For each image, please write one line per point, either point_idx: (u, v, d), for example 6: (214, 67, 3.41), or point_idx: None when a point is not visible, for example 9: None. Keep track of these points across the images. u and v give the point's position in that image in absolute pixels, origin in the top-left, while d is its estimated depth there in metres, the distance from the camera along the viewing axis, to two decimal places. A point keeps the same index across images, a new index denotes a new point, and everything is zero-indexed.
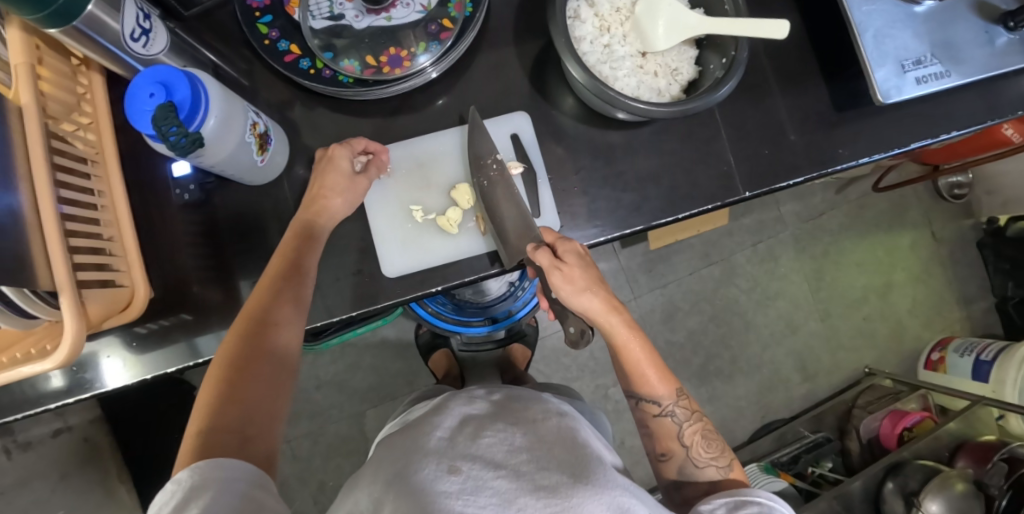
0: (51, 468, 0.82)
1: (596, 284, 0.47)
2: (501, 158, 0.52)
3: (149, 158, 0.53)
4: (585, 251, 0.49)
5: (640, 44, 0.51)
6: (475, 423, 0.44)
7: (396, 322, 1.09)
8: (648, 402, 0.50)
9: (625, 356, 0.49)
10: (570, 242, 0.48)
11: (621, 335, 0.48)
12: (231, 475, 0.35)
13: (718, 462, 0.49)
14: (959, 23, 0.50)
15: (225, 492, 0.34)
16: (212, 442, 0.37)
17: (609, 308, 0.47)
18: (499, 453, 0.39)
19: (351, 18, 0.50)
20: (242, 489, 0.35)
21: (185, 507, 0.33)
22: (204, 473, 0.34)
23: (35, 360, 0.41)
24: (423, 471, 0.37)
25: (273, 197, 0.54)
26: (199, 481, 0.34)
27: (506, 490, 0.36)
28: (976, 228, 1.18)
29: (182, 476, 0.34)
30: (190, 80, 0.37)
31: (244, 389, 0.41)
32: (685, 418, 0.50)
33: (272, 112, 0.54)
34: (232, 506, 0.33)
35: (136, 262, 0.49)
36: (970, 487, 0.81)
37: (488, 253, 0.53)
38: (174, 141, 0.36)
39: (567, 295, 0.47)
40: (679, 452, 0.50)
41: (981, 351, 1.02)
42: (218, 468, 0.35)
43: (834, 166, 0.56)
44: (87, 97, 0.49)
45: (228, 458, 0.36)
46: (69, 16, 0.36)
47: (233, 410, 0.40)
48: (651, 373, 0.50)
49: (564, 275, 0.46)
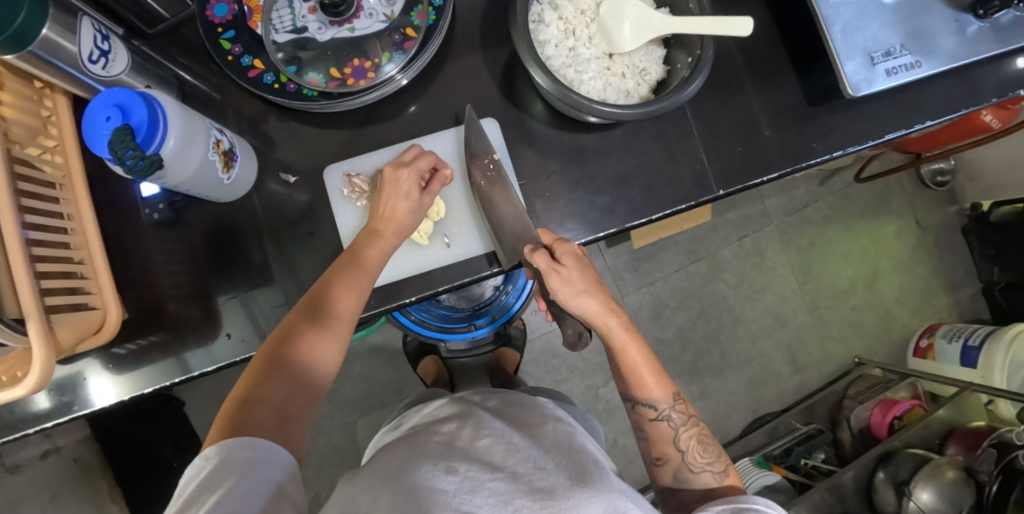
0: (39, 490, 0.82)
1: (594, 287, 0.48)
2: (497, 158, 0.52)
3: (118, 179, 0.53)
4: (583, 252, 0.50)
5: (606, 46, 0.51)
6: (474, 425, 0.44)
7: (383, 330, 1.09)
8: (644, 406, 0.50)
9: (623, 360, 0.49)
10: (568, 243, 0.49)
11: (619, 337, 0.48)
12: (258, 456, 0.35)
13: (714, 467, 0.49)
14: (927, 14, 0.50)
15: (251, 473, 0.34)
16: (249, 417, 0.38)
17: (607, 310, 0.48)
18: (497, 455, 0.39)
19: (314, 30, 0.50)
20: (267, 472, 0.35)
21: (213, 483, 0.33)
22: (234, 451, 0.35)
23: (7, 387, 0.41)
24: (421, 470, 0.36)
25: (244, 212, 0.53)
26: (227, 459, 0.35)
27: (503, 492, 0.35)
28: (961, 214, 1.18)
29: (212, 451, 0.35)
30: (147, 101, 0.37)
31: (281, 379, 0.42)
32: (681, 423, 0.50)
33: (242, 126, 0.54)
34: (255, 488, 0.33)
35: (107, 283, 0.48)
36: (960, 473, 0.82)
37: (487, 254, 0.53)
38: (131, 164, 0.36)
39: (566, 298, 0.48)
40: (674, 457, 0.49)
41: (969, 337, 1.03)
42: (246, 447, 0.35)
43: (809, 161, 0.56)
44: (52, 119, 0.48)
45: (259, 439, 0.37)
46: (24, 39, 0.36)
47: (273, 393, 0.41)
48: (648, 377, 0.49)
49: (562, 278, 0.47)
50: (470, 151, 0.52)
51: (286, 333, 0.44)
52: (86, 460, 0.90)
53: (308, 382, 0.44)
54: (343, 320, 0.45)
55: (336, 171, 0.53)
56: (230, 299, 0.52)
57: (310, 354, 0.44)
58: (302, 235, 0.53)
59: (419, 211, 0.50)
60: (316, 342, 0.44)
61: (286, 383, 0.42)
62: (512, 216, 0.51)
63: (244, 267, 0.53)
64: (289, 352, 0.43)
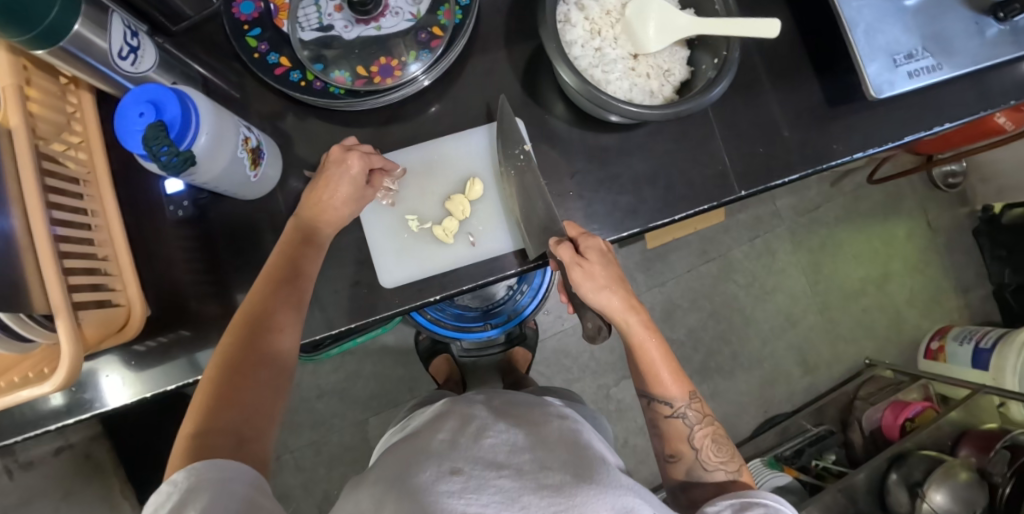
0: (53, 486, 0.81)
1: (615, 283, 0.48)
2: (528, 149, 0.52)
3: (142, 176, 0.53)
4: (607, 248, 0.49)
5: (631, 46, 0.51)
6: (477, 426, 0.43)
7: (396, 329, 1.09)
8: (661, 402, 0.50)
9: (642, 355, 0.49)
10: (593, 238, 0.48)
11: (638, 334, 0.48)
12: (231, 477, 0.34)
13: (728, 466, 0.49)
14: (951, 16, 0.50)
15: (223, 495, 0.33)
16: (205, 443, 0.37)
17: (627, 307, 0.48)
18: (501, 455, 0.39)
19: (341, 28, 0.50)
20: (241, 492, 0.34)
21: (181, 509, 0.32)
22: (203, 473, 0.34)
23: (34, 382, 0.41)
24: (423, 474, 0.36)
25: (267, 210, 0.53)
26: (196, 482, 0.34)
27: (510, 488, 0.35)
28: (972, 216, 1.18)
29: (178, 477, 0.34)
30: (180, 98, 0.37)
31: (236, 401, 0.40)
32: (697, 421, 0.50)
33: (264, 124, 0.54)
34: (233, 507, 0.33)
35: (131, 279, 0.48)
36: (974, 475, 0.82)
37: (516, 251, 0.53)
38: (166, 160, 0.36)
39: (587, 292, 0.47)
40: (687, 454, 0.50)
41: (980, 339, 1.03)
42: (216, 469, 0.34)
43: (830, 162, 0.56)
44: (77, 116, 0.48)
45: (227, 460, 0.36)
46: (57, 35, 0.36)
47: (229, 411, 0.40)
48: (666, 375, 0.50)
49: (585, 271, 0.46)
50: (504, 144, 0.52)
51: (230, 350, 0.42)
52: (99, 457, 0.90)
53: (269, 394, 0.43)
54: (289, 326, 0.44)
55: None
56: None
57: (265, 366, 0.43)
58: None
59: (354, 197, 0.48)
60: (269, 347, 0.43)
61: (220, 420, 0.39)
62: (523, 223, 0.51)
63: (266, 264, 0.53)
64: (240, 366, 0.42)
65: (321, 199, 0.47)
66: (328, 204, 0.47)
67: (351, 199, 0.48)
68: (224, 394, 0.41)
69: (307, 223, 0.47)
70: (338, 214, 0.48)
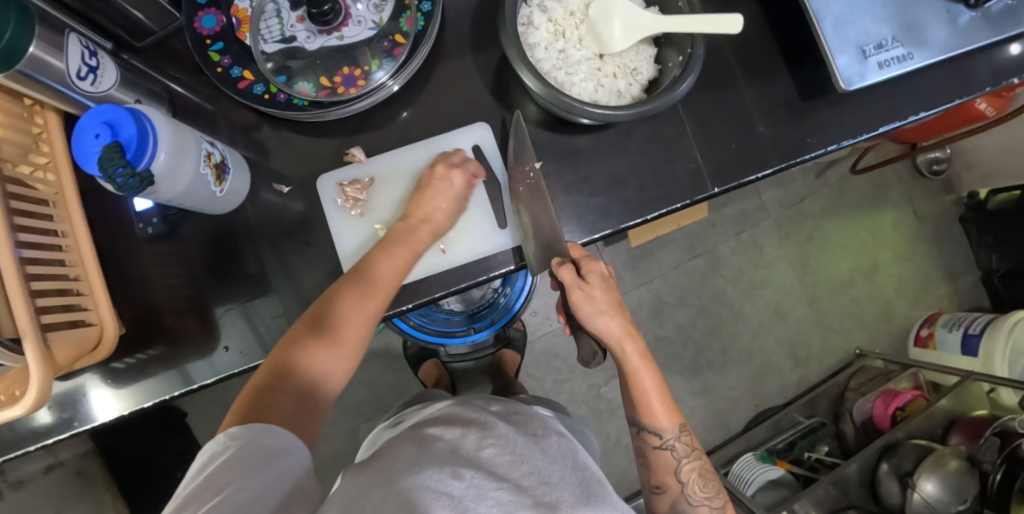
0: (47, 502, 0.79)
1: (614, 309, 0.50)
2: (537, 167, 0.53)
3: (111, 195, 0.52)
4: (607, 273, 0.51)
5: (596, 47, 0.51)
6: (478, 432, 0.43)
7: (384, 335, 1.09)
8: (650, 433, 0.51)
9: (636, 385, 0.50)
10: (595, 262, 0.50)
11: (634, 363, 0.50)
12: (275, 444, 0.37)
13: (712, 502, 0.50)
14: (917, 5, 0.50)
15: (269, 459, 0.36)
16: (268, 404, 0.41)
17: (625, 334, 0.50)
18: (502, 467, 0.39)
19: (303, 39, 0.49)
20: (283, 460, 0.37)
21: (230, 465, 0.35)
22: (256, 436, 0.37)
23: (6, 406, 0.41)
24: (426, 471, 0.36)
25: (238, 223, 0.53)
26: (251, 442, 0.37)
27: (507, 502, 0.35)
28: (959, 203, 1.18)
29: (237, 433, 0.37)
30: (136, 117, 0.37)
31: (299, 370, 0.44)
32: (685, 454, 0.51)
33: (233, 137, 0.53)
34: (275, 473, 0.35)
35: (103, 298, 0.48)
36: (964, 464, 0.82)
37: (513, 248, 0.53)
38: (121, 182, 0.36)
39: (587, 315, 0.49)
40: (674, 487, 0.51)
41: (969, 325, 1.03)
42: (265, 435, 0.37)
43: (803, 156, 0.56)
44: (43, 136, 0.47)
45: (277, 427, 0.39)
46: (10, 58, 0.36)
47: (294, 378, 0.43)
48: (658, 407, 0.50)
49: (585, 294, 0.49)
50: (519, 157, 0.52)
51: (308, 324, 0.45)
52: (89, 473, 0.90)
53: (329, 370, 0.46)
54: (363, 321, 0.46)
55: (330, 180, 0.53)
56: (226, 311, 0.52)
57: (328, 347, 0.45)
58: (297, 245, 0.53)
59: (452, 211, 0.51)
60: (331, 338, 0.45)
61: (285, 384, 0.43)
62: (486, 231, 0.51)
63: (240, 277, 0.53)
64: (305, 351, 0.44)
65: (425, 206, 0.50)
66: (432, 214, 0.50)
67: (452, 210, 0.51)
68: (294, 361, 0.43)
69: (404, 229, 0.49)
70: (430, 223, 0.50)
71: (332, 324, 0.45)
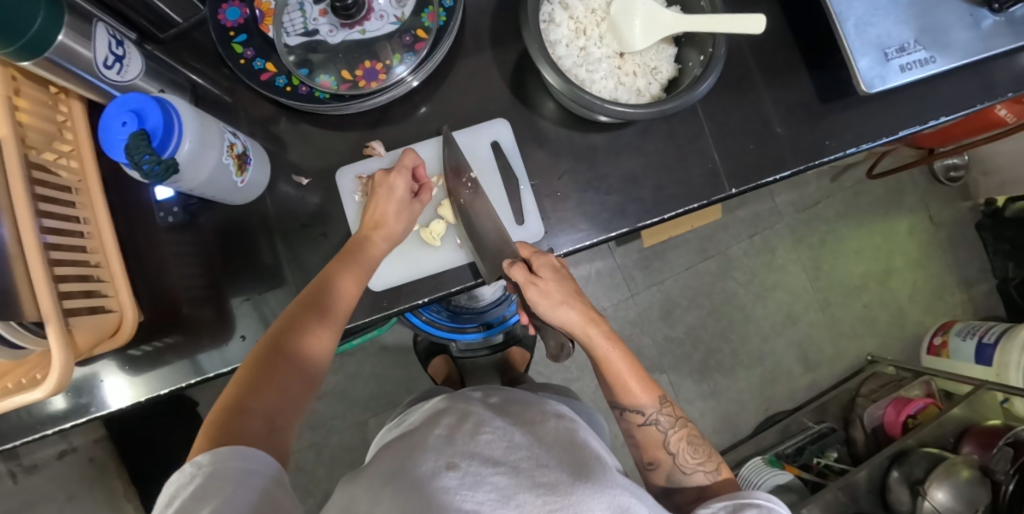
0: (57, 489, 0.84)
1: (572, 298, 0.48)
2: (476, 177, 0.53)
3: (133, 183, 0.53)
4: (560, 264, 0.49)
5: (617, 45, 0.51)
6: (475, 421, 0.43)
7: (395, 329, 1.10)
8: (631, 411, 0.50)
9: (607, 367, 0.48)
10: (545, 256, 0.49)
11: (600, 347, 0.48)
12: (250, 467, 0.36)
13: (706, 467, 0.48)
14: (942, 8, 0.49)
15: (243, 485, 0.34)
16: (239, 425, 0.39)
17: (587, 321, 0.47)
18: (499, 451, 0.39)
19: (325, 32, 0.50)
20: (259, 484, 0.35)
21: (201, 498, 0.33)
22: (224, 462, 0.35)
23: (26, 389, 0.41)
24: (423, 466, 0.36)
25: (258, 214, 0.53)
26: (219, 468, 0.35)
27: (504, 487, 0.35)
28: (975, 210, 1.17)
29: (203, 460, 0.35)
30: (162, 106, 0.38)
31: (268, 394, 0.42)
32: (670, 425, 0.50)
33: (254, 129, 0.54)
34: (249, 501, 0.33)
35: (124, 285, 0.49)
36: (976, 473, 0.81)
37: (470, 264, 0.53)
38: (148, 169, 0.37)
39: (545, 310, 0.47)
40: (665, 460, 0.49)
41: (984, 334, 1.02)
42: (237, 458, 0.35)
43: (822, 158, 0.55)
44: (67, 124, 0.48)
45: (249, 448, 0.37)
46: (41, 46, 0.36)
47: (265, 400, 0.41)
48: (634, 384, 0.49)
49: (540, 290, 0.46)
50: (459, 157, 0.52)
51: (276, 342, 0.44)
52: (102, 459, 0.93)
53: (300, 389, 0.44)
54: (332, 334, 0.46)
55: (349, 174, 0.53)
56: (244, 301, 0.53)
57: (298, 364, 0.44)
58: (315, 237, 0.54)
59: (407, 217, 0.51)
60: (309, 343, 0.45)
61: (254, 411, 0.40)
62: (495, 230, 0.51)
63: (258, 268, 0.53)
64: (278, 355, 0.43)
65: (377, 215, 0.49)
66: (387, 223, 0.50)
67: (403, 216, 0.51)
68: (262, 387, 0.42)
69: (361, 246, 0.49)
70: (388, 233, 0.50)
71: (294, 343, 0.44)
